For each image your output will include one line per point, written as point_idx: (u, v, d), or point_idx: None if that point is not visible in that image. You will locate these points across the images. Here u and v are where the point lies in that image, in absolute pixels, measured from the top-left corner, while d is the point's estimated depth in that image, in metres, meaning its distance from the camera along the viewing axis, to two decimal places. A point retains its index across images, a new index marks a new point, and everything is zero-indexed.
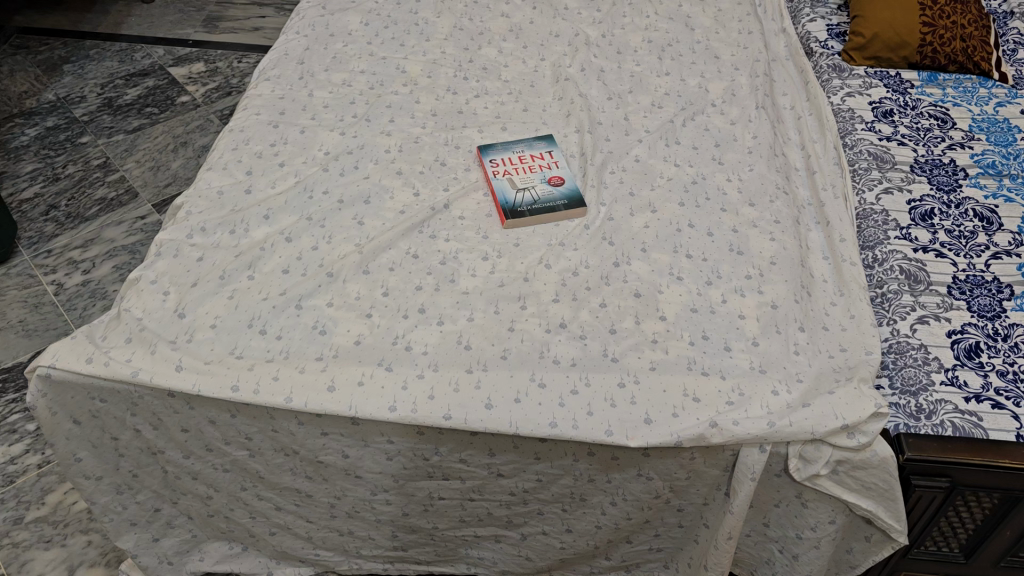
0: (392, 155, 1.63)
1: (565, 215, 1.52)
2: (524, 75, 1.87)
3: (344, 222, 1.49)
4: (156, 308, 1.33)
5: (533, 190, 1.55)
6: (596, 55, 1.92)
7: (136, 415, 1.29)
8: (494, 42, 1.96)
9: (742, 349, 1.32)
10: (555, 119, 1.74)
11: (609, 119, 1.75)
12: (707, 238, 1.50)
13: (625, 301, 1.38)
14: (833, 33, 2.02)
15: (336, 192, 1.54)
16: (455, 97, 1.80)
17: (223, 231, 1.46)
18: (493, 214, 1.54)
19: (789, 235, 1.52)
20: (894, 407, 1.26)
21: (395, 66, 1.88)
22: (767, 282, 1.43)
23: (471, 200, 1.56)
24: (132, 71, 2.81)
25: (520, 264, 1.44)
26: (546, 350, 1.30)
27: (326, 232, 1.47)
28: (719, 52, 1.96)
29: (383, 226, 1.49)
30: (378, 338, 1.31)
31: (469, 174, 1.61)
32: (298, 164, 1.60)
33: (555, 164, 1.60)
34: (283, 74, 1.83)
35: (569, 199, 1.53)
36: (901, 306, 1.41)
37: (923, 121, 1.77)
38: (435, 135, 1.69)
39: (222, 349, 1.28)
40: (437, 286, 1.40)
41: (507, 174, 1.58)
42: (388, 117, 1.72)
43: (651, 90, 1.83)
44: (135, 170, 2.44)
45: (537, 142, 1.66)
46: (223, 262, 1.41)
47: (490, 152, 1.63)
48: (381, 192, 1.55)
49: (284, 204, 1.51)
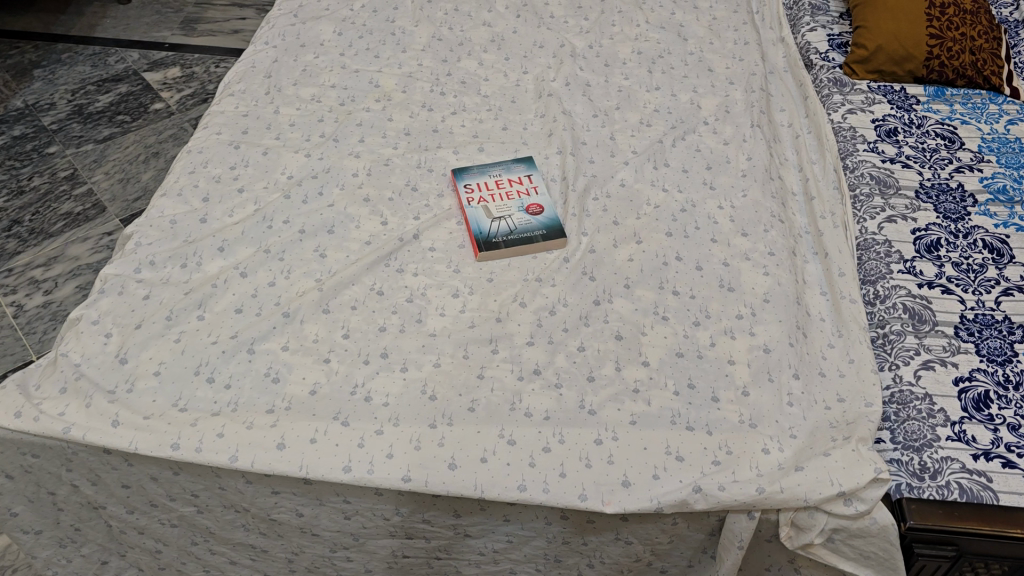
0: (359, 179, 1.52)
1: (544, 246, 1.41)
2: (504, 90, 1.76)
3: (304, 256, 1.39)
4: (96, 353, 1.23)
5: (510, 219, 1.44)
6: (582, 68, 1.81)
7: (72, 471, 1.18)
8: (474, 53, 1.85)
9: (731, 399, 1.21)
10: (535, 139, 1.63)
11: (593, 139, 1.64)
12: (695, 272, 1.39)
13: (605, 344, 1.28)
14: (834, 44, 1.90)
15: (298, 221, 1.43)
16: (431, 114, 1.69)
17: (174, 264, 1.36)
18: (466, 244, 1.43)
19: (784, 269, 1.41)
20: (895, 465, 1.15)
21: (368, 80, 1.77)
22: (759, 322, 1.32)
23: (443, 229, 1.45)
24: (105, 76, 2.70)
25: (493, 302, 1.34)
26: (517, 401, 1.20)
27: (285, 267, 1.37)
28: (713, 64, 1.84)
29: (347, 259, 1.39)
30: (336, 388, 1.21)
31: (442, 201, 1.50)
32: (259, 189, 1.50)
33: (535, 190, 1.49)
34: (248, 89, 1.73)
35: (548, 228, 1.42)
36: (904, 350, 1.30)
37: (929, 141, 1.66)
38: (407, 157, 1.58)
39: (165, 400, 1.18)
40: (402, 327, 1.29)
41: (483, 200, 1.47)
42: (358, 137, 1.62)
43: (640, 106, 1.72)
44: (103, 183, 2.34)
45: (516, 164, 1.55)
46: (172, 300, 1.30)
47: (465, 176, 1.52)
48: (346, 221, 1.45)
49: (241, 234, 1.40)
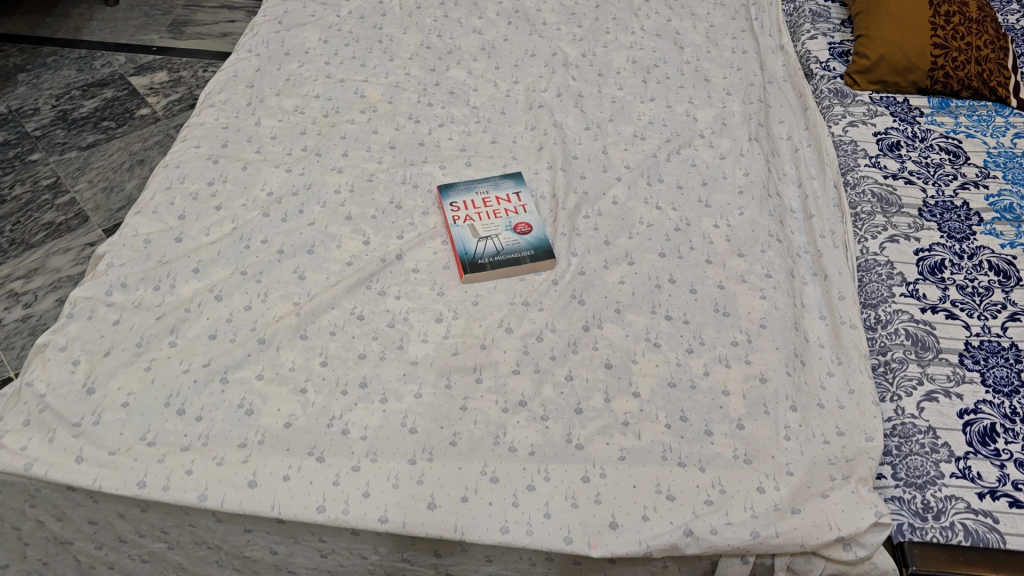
0: (342, 195, 1.47)
1: (532, 268, 1.36)
2: (494, 100, 1.70)
3: (282, 277, 1.33)
4: (62, 383, 1.17)
5: (497, 239, 1.39)
6: (575, 78, 1.76)
7: (36, 507, 1.13)
8: (464, 61, 1.79)
9: (725, 433, 1.16)
10: (526, 153, 1.57)
11: (585, 153, 1.58)
12: (689, 296, 1.33)
13: (595, 374, 1.22)
14: (835, 53, 1.84)
15: (277, 241, 1.38)
16: (417, 126, 1.63)
17: (146, 287, 1.30)
18: (451, 265, 1.38)
19: (781, 292, 1.36)
20: (896, 503, 1.10)
21: (353, 90, 1.71)
22: (755, 350, 1.27)
23: (427, 250, 1.40)
24: (90, 81, 2.64)
25: (477, 328, 1.28)
26: (501, 434, 1.14)
27: (261, 289, 1.31)
28: (710, 73, 1.78)
29: (327, 282, 1.33)
30: (311, 420, 1.15)
31: (427, 218, 1.45)
32: (237, 206, 1.44)
33: (523, 208, 1.44)
34: (229, 100, 1.67)
35: (537, 249, 1.37)
36: (907, 379, 1.24)
37: (933, 155, 1.61)
38: (392, 171, 1.52)
39: (132, 434, 1.12)
40: (382, 354, 1.24)
41: (469, 219, 1.42)
42: (341, 150, 1.56)
43: (634, 118, 1.67)
44: (86, 192, 2.29)
45: (504, 181, 1.49)
46: (143, 325, 1.25)
47: (451, 193, 1.47)
48: (327, 240, 1.39)
49: (217, 254, 1.35)
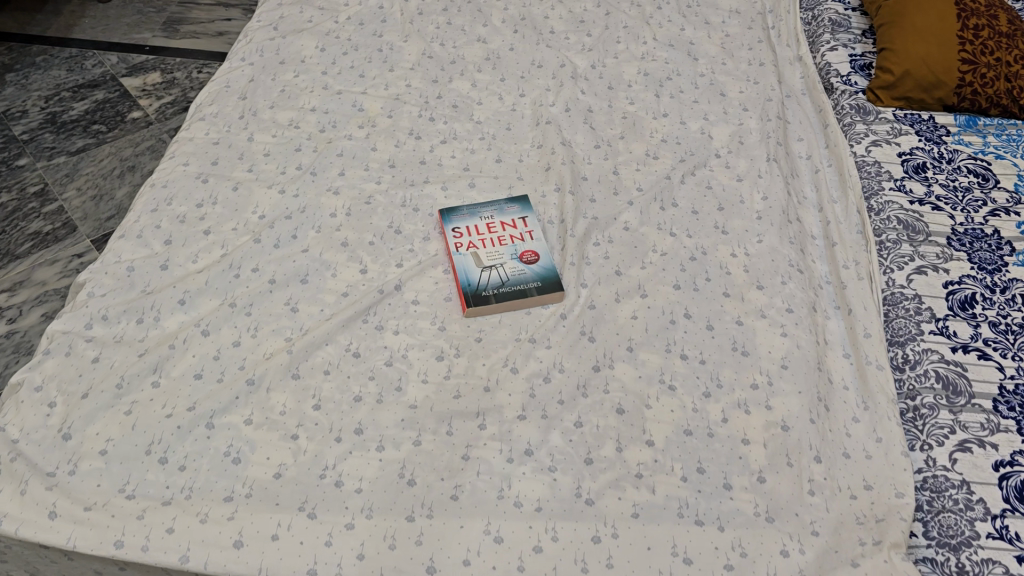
0: (338, 219, 1.39)
1: (539, 301, 1.28)
2: (499, 115, 1.62)
3: (274, 310, 1.25)
4: (37, 428, 1.10)
5: (501, 269, 1.31)
6: (584, 91, 1.67)
7: (8, 562, 1.06)
8: (467, 72, 1.71)
9: (745, 487, 1.09)
10: (532, 174, 1.49)
11: (595, 173, 1.50)
12: (705, 333, 1.26)
13: (605, 420, 1.15)
14: (857, 66, 1.76)
15: (268, 269, 1.30)
16: (418, 143, 1.55)
17: (129, 320, 1.23)
18: (454, 296, 1.30)
19: (803, 329, 1.28)
20: (928, 566, 1.04)
21: (351, 103, 1.63)
22: (776, 394, 1.19)
23: (428, 280, 1.32)
24: (80, 81, 2.56)
25: (481, 367, 1.21)
26: (505, 487, 1.07)
27: (251, 322, 1.23)
28: (726, 87, 1.70)
29: (321, 315, 1.25)
30: (303, 471, 1.08)
31: (428, 245, 1.37)
32: (226, 231, 1.36)
33: (530, 235, 1.36)
34: (220, 113, 1.59)
35: (544, 280, 1.29)
36: (938, 427, 1.17)
37: (961, 178, 1.52)
38: (391, 193, 1.44)
39: (111, 486, 1.05)
40: (379, 397, 1.16)
41: (472, 246, 1.34)
42: (338, 169, 1.48)
43: (646, 136, 1.58)
44: (75, 200, 2.20)
45: (509, 204, 1.41)
46: (124, 363, 1.17)
47: (454, 217, 1.39)
48: (321, 269, 1.31)
49: (205, 284, 1.27)
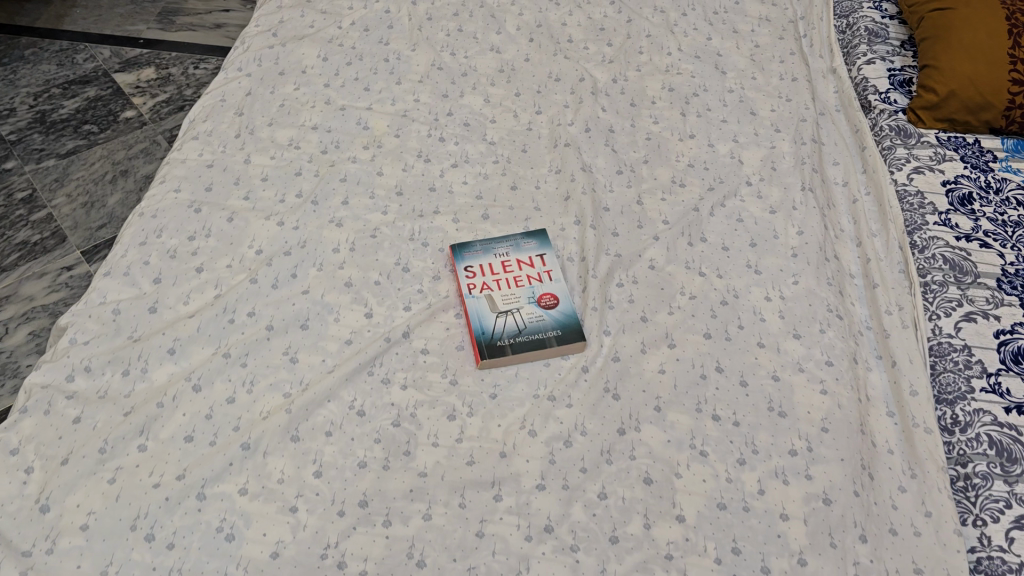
0: (341, 255, 1.28)
1: (558, 351, 1.18)
2: (514, 135, 1.51)
3: (271, 361, 1.16)
4: (13, 499, 1.01)
5: (518, 314, 1.21)
6: (605, 108, 1.56)
7: None
8: (480, 86, 1.59)
9: (784, 571, 0.99)
10: (550, 203, 1.39)
11: (617, 203, 1.40)
12: (739, 390, 1.16)
13: (632, 492, 1.05)
14: (896, 82, 1.63)
15: (266, 314, 1.20)
16: (428, 166, 1.44)
17: (113, 371, 1.13)
18: (466, 345, 1.20)
19: (844, 385, 1.18)
20: None
21: (355, 120, 1.51)
22: (816, 461, 1.10)
23: (438, 326, 1.22)
24: (71, 77, 2.44)
25: (496, 428, 1.11)
26: (524, 570, 0.98)
27: (246, 375, 1.14)
28: (757, 105, 1.59)
29: (323, 367, 1.16)
30: (302, 550, 0.99)
31: (439, 285, 1.27)
32: (221, 268, 1.26)
33: (548, 274, 1.26)
34: (215, 131, 1.48)
35: (564, 328, 1.20)
36: (993, 501, 1.07)
37: (1010, 211, 1.41)
38: (399, 225, 1.34)
39: (91, 567, 0.96)
40: (386, 462, 1.07)
41: (486, 288, 1.24)
42: (341, 197, 1.37)
43: (672, 160, 1.48)
44: (65, 207, 2.10)
45: (526, 239, 1.31)
46: (108, 423, 1.07)
47: (466, 254, 1.28)
48: (323, 313, 1.21)
49: (197, 331, 1.17)
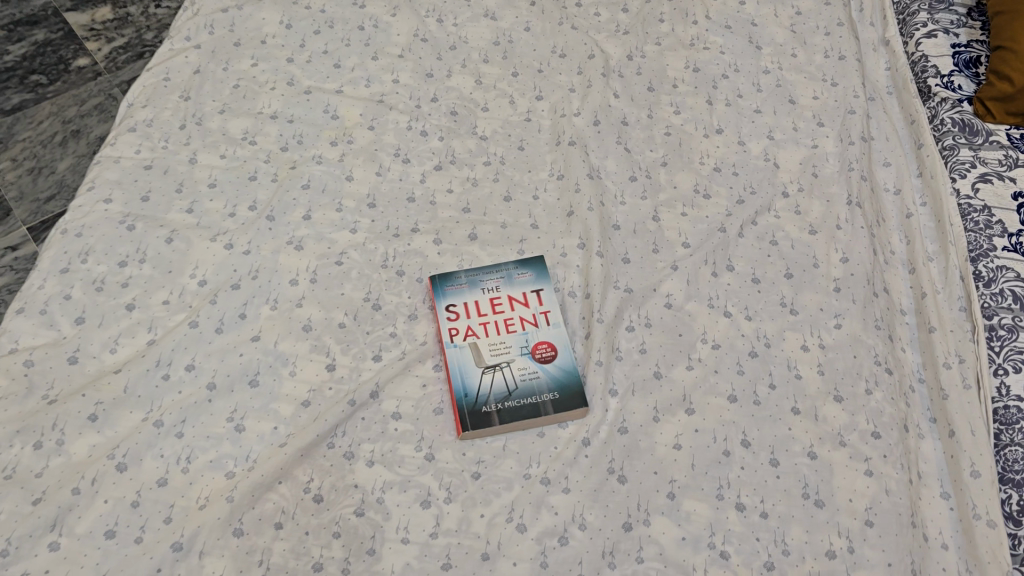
0: (300, 288, 1.08)
1: (556, 418, 1.00)
2: (510, 127, 1.28)
3: (212, 430, 0.97)
4: None
5: (508, 368, 1.02)
6: (617, 94, 1.32)
7: None
8: (471, 63, 1.36)
9: None
10: (549, 220, 1.17)
11: (630, 220, 1.18)
12: (768, 471, 0.98)
13: None
14: (960, 61, 1.37)
15: (207, 367, 1.01)
16: (406, 168, 1.22)
17: (22, 444, 0.94)
18: (446, 407, 1.01)
19: (893, 463, 1.00)
20: None
21: (321, 107, 1.28)
22: (859, 566, 0.92)
23: (412, 382, 1.03)
24: (17, 17, 2.17)
25: (479, 518, 0.93)
26: None
27: (182, 449, 0.95)
28: (796, 92, 1.35)
29: (274, 437, 0.97)
30: None
31: (415, 326, 1.07)
32: (156, 305, 1.06)
33: (545, 316, 1.06)
34: (156, 120, 1.25)
35: (562, 389, 1.00)
36: None
37: None
38: (370, 248, 1.13)
39: None
40: (347, 565, 0.90)
41: (471, 334, 1.04)
42: (302, 209, 1.16)
43: (694, 163, 1.25)
44: (9, 174, 1.88)
45: (520, 268, 1.10)
46: (13, 515, 0.90)
47: (448, 289, 1.08)
48: (276, 365, 1.02)
49: (124, 391, 0.98)
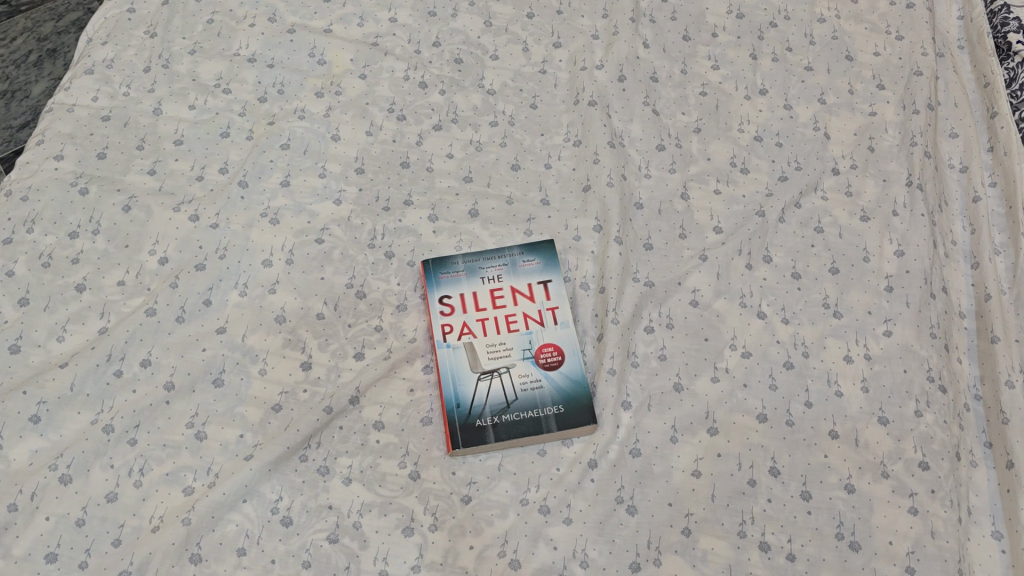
0: (275, 271, 0.95)
1: (560, 435, 0.88)
2: (522, 80, 1.13)
3: (169, 437, 0.85)
4: None
5: (507, 375, 0.89)
6: (647, 44, 1.17)
7: None
8: (481, 2, 1.20)
9: None
10: (562, 194, 1.03)
11: (654, 198, 1.03)
12: (798, 505, 0.84)
13: None
14: None
15: (165, 364, 0.89)
16: (402, 127, 1.07)
17: None
18: (436, 416, 0.89)
19: (942, 500, 0.85)
20: None
21: (307, 49, 1.13)
22: None
23: (399, 387, 0.90)
24: None
25: (468, 551, 0.82)
26: None
27: (134, 459, 0.84)
28: (853, 46, 1.18)
29: (239, 447, 0.86)
30: None
31: (405, 320, 0.94)
32: (110, 287, 0.93)
33: (552, 314, 0.93)
34: (117, 61, 1.10)
35: (568, 402, 0.88)
36: None
37: None
38: (356, 223, 1.00)
39: None
40: None
41: (467, 332, 0.91)
42: (280, 174, 1.02)
43: (732, 130, 1.09)
44: None
45: (526, 254, 0.96)
46: None
47: (443, 277, 0.95)
48: (244, 362, 0.90)
49: (70, 390, 0.86)
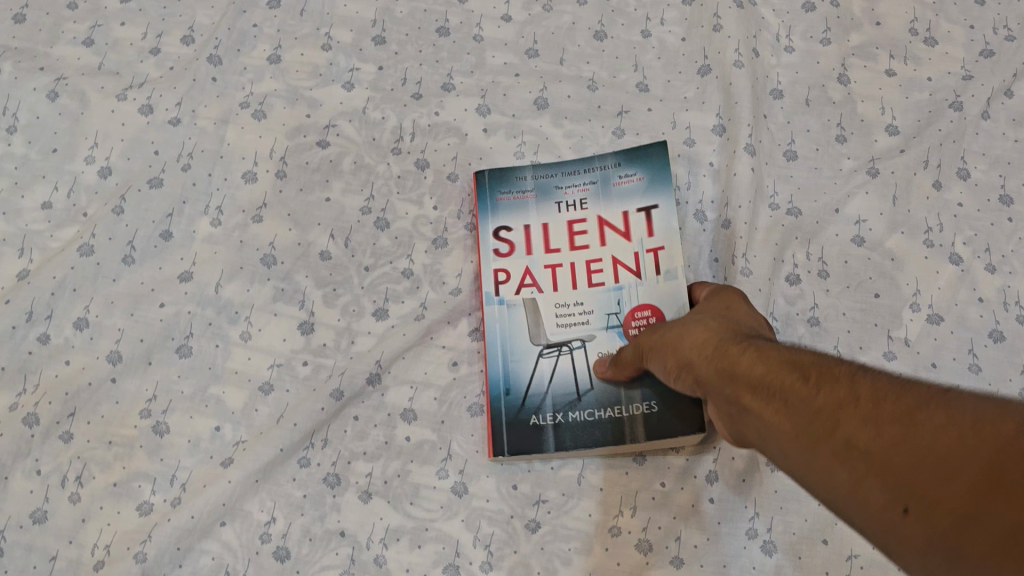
0: (260, 188, 0.68)
1: (656, 446, 0.59)
2: None
3: (117, 431, 0.61)
4: None
5: (580, 352, 0.61)
6: None
7: None
8: None
9: None
10: (667, 76, 0.73)
11: (798, 82, 0.72)
12: None
13: None
14: None
15: (109, 325, 0.63)
16: None
17: None
18: (486, 403, 0.63)
19: None
20: None
21: None
22: None
23: (436, 358, 0.64)
24: None
25: None
26: None
27: (69, 463, 0.60)
28: None
29: (214, 446, 0.61)
30: None
31: (446, 260, 0.67)
32: (33, 212, 0.67)
33: (653, 258, 0.63)
34: None
35: (665, 399, 0.59)
36: None
37: None
38: (375, 117, 0.71)
39: None
40: None
41: (529, 284, 0.64)
42: (269, 45, 0.73)
43: None
44: None
45: (624, 166, 0.66)
46: None
47: (500, 201, 0.67)
48: (221, 322, 0.64)
49: None
